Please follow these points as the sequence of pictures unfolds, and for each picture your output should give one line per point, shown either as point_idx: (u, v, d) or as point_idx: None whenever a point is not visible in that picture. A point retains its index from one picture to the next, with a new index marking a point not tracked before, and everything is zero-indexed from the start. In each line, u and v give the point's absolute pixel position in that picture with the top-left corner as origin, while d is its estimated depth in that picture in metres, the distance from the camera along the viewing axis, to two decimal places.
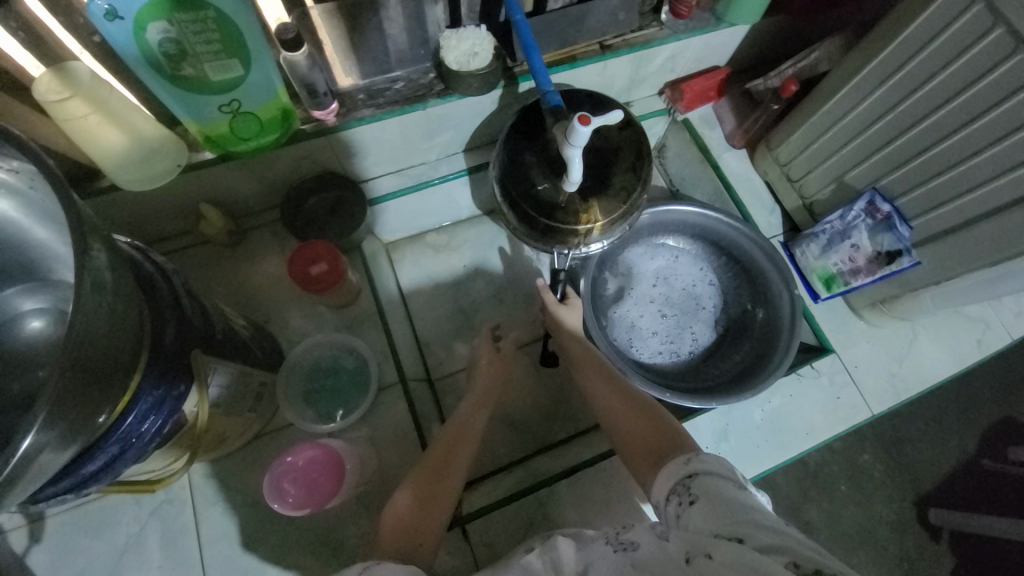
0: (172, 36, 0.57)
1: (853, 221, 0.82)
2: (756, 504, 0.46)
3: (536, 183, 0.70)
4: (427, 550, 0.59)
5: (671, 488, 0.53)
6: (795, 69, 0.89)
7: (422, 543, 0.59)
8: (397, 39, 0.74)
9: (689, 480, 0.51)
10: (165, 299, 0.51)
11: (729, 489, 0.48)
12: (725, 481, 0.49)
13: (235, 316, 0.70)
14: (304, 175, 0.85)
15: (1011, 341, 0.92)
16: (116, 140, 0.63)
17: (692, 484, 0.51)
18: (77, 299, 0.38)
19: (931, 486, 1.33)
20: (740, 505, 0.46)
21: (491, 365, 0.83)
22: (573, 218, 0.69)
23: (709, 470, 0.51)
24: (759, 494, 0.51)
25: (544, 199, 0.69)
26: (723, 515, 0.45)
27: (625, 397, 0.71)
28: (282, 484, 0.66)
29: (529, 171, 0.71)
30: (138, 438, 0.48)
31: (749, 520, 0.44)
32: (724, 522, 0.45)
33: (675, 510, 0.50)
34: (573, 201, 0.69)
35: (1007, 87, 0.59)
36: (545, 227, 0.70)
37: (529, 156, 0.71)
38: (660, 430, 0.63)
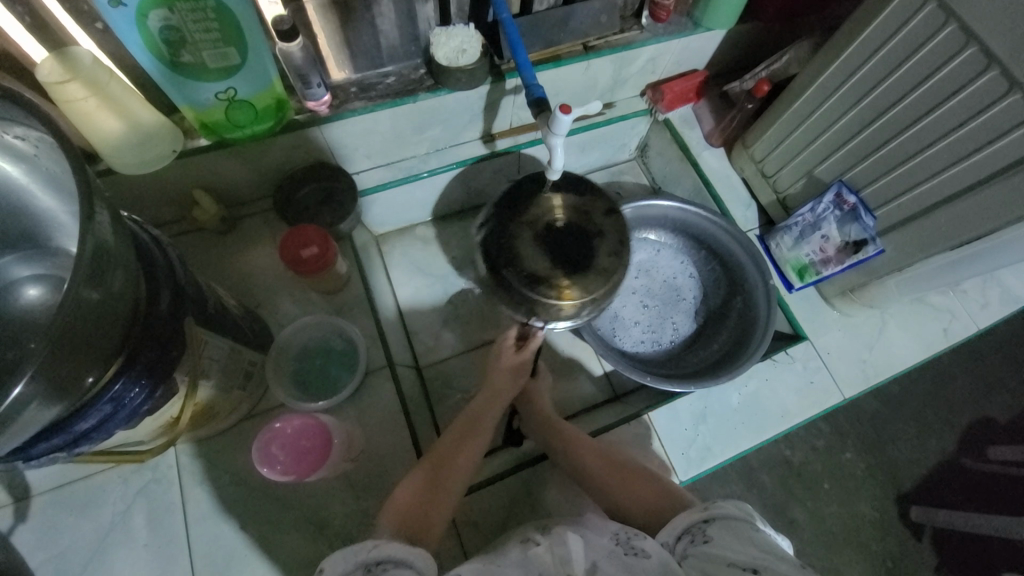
0: (172, 24, 0.60)
1: (823, 213, 0.87)
2: (777, 547, 0.48)
3: (520, 254, 0.66)
4: (428, 534, 0.60)
5: (687, 528, 0.55)
6: (768, 71, 0.95)
7: (428, 531, 0.60)
8: (389, 35, 0.77)
9: (708, 522, 0.53)
10: (161, 270, 0.53)
11: (744, 528, 0.51)
12: (739, 521, 0.51)
13: (227, 297, 0.72)
14: (297, 165, 0.87)
15: (976, 330, 0.97)
16: (115, 125, 0.65)
17: (707, 527, 0.53)
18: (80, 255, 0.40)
19: (911, 484, 1.36)
20: (753, 544, 0.48)
21: (506, 369, 0.78)
22: (553, 291, 0.64)
23: (726, 513, 0.53)
24: (776, 537, 0.54)
25: (530, 270, 0.65)
26: (738, 551, 0.48)
27: (625, 462, 0.71)
28: (272, 449, 0.68)
29: (510, 247, 0.67)
30: (128, 402, 0.50)
31: (764, 552, 0.47)
32: (739, 556, 0.47)
33: (685, 548, 0.53)
34: (555, 276, 0.65)
35: (958, 80, 0.64)
36: (526, 296, 0.65)
37: (513, 233, 0.68)
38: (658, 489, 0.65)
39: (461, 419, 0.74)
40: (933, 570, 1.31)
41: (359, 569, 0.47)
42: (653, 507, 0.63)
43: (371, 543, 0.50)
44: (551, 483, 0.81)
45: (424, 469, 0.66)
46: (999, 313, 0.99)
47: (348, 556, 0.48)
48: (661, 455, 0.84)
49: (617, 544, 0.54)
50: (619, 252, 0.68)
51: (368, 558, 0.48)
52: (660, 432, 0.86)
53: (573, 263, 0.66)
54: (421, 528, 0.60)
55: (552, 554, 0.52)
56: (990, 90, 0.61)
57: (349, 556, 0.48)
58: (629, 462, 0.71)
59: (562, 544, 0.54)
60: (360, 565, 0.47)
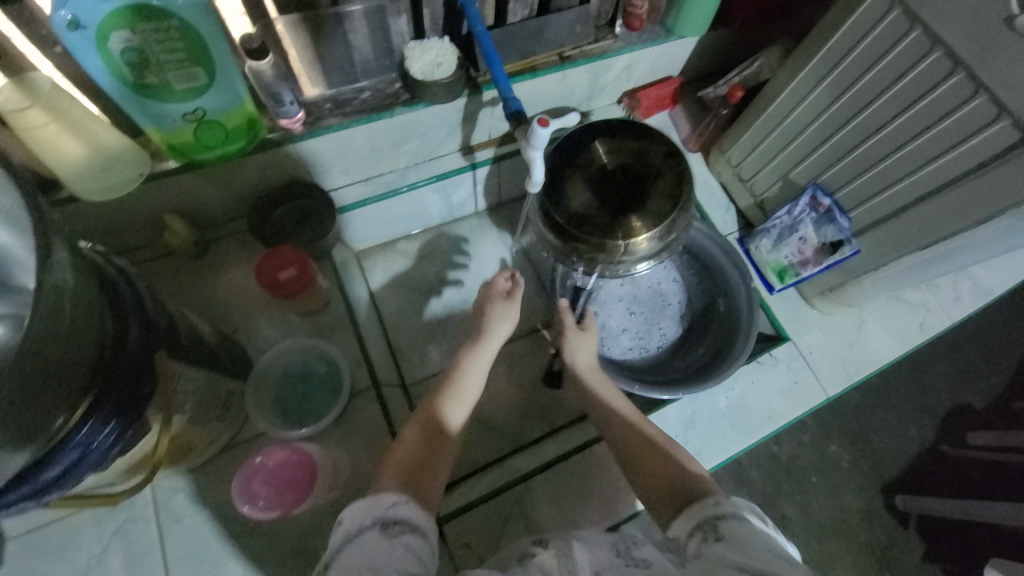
0: (134, 45, 0.58)
1: (800, 215, 0.88)
2: (787, 553, 0.47)
3: (571, 196, 0.71)
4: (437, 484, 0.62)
5: (696, 525, 0.54)
6: (741, 77, 0.96)
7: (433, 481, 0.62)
8: (363, 50, 0.77)
9: (723, 520, 0.52)
10: (131, 302, 0.51)
11: (755, 530, 0.50)
12: (751, 522, 0.51)
13: (201, 324, 0.69)
14: (272, 185, 0.85)
15: (950, 323, 0.99)
16: (77, 150, 0.63)
17: (719, 524, 0.52)
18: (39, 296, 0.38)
19: (895, 473, 1.38)
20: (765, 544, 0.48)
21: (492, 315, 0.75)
22: (604, 231, 0.68)
23: (740, 515, 0.52)
24: (786, 543, 0.53)
25: (581, 213, 0.70)
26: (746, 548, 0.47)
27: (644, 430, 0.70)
28: (253, 486, 0.68)
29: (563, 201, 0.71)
30: (97, 445, 0.47)
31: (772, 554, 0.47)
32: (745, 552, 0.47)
33: (697, 545, 0.52)
34: (607, 217, 0.69)
35: (925, 83, 0.66)
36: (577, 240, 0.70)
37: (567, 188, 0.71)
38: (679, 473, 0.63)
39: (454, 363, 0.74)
40: (919, 557, 1.34)
41: (375, 525, 0.49)
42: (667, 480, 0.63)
43: (392, 499, 0.52)
44: (544, 498, 0.80)
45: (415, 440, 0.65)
46: (971, 306, 1.02)
47: (371, 507, 0.50)
48: None
49: (618, 556, 0.53)
50: (673, 196, 0.70)
51: (386, 516, 0.50)
52: None
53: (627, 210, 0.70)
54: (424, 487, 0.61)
55: (557, 564, 0.52)
56: (955, 93, 0.63)
57: (368, 510, 0.50)
58: (650, 431, 0.70)
59: (565, 555, 0.54)
60: (377, 520, 0.49)
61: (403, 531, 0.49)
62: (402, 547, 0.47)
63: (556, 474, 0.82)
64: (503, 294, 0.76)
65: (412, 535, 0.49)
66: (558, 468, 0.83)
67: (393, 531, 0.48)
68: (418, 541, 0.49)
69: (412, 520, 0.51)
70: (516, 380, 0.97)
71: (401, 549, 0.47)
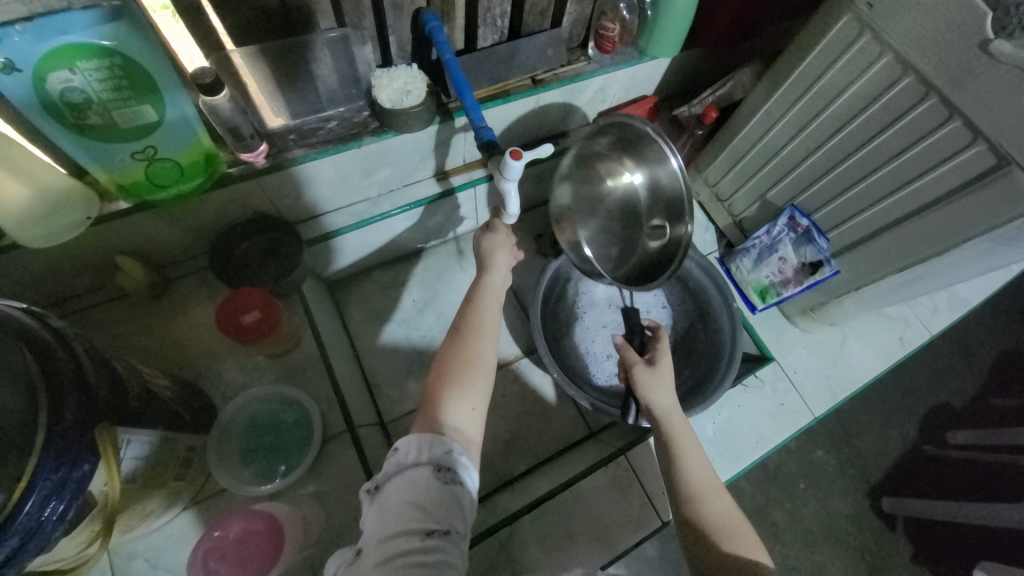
0: (76, 85, 0.53)
1: (779, 235, 0.88)
2: None
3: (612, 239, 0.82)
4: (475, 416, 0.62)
5: None
6: (715, 97, 0.96)
7: (472, 410, 0.62)
8: (327, 79, 0.74)
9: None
10: (69, 366, 0.46)
11: None
12: None
13: (157, 376, 0.64)
14: (235, 220, 0.81)
15: (930, 335, 1.00)
16: (17, 196, 0.57)
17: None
18: None
19: (880, 475, 1.39)
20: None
21: (488, 248, 0.75)
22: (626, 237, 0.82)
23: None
24: None
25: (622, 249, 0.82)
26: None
27: (713, 505, 0.65)
28: (210, 563, 0.61)
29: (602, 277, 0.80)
30: (42, 530, 0.42)
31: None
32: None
33: None
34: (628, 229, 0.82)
35: (899, 106, 0.65)
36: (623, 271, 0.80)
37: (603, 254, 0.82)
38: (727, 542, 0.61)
39: (468, 297, 0.73)
40: (910, 561, 1.33)
41: (431, 466, 0.53)
42: (720, 553, 0.60)
43: (449, 444, 0.56)
44: (531, 541, 0.74)
45: (445, 371, 0.65)
46: (948, 317, 1.03)
47: (430, 447, 0.55)
48: (642, 501, 0.80)
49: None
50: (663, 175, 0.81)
51: (440, 459, 0.54)
52: (640, 472, 0.84)
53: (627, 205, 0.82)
54: (452, 420, 0.59)
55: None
56: (932, 115, 0.62)
57: (431, 446, 0.55)
58: (716, 507, 0.65)
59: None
60: (430, 465, 0.53)
61: (451, 480, 0.53)
62: (451, 497, 0.52)
63: (545, 516, 0.76)
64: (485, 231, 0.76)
65: (458, 484, 0.53)
66: (546, 508, 0.77)
67: (443, 479, 0.53)
68: (465, 489, 0.54)
69: (466, 468, 0.55)
70: (500, 410, 0.94)
71: (450, 497, 0.52)
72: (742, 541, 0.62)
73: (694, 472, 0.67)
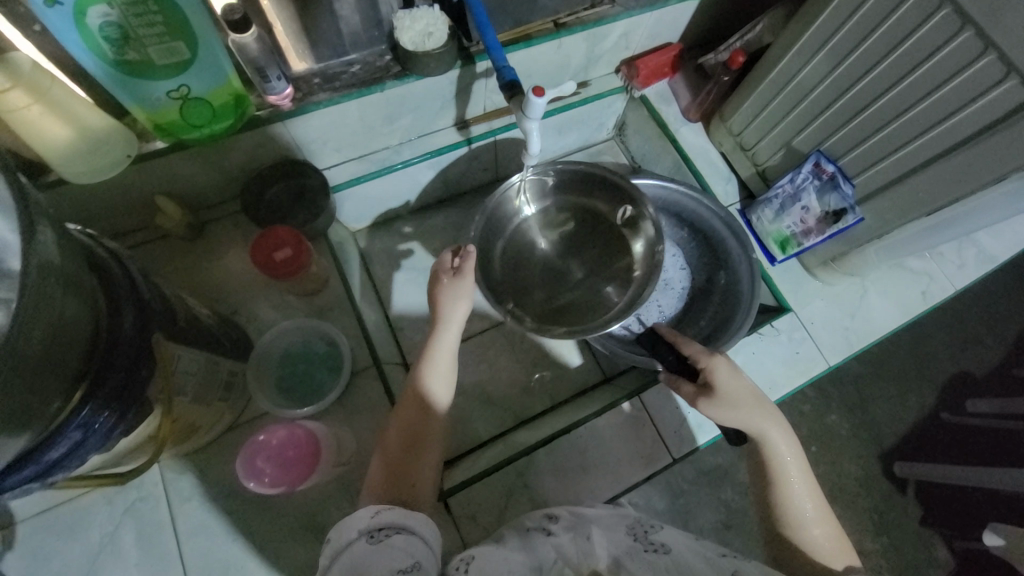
0: (113, 20, 0.55)
1: (803, 183, 0.87)
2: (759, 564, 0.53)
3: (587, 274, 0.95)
4: (419, 492, 0.60)
5: None
6: (743, 42, 0.93)
7: (415, 486, 0.60)
8: (350, 20, 0.73)
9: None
10: (123, 283, 0.51)
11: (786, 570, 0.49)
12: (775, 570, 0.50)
13: (199, 307, 0.69)
14: (263, 164, 0.83)
15: (953, 291, 0.99)
16: (60, 134, 0.61)
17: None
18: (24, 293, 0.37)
19: (894, 440, 1.39)
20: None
21: (444, 295, 0.70)
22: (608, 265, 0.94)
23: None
24: None
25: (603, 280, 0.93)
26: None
27: (813, 524, 0.63)
28: (257, 462, 0.66)
29: (608, 310, 0.89)
30: (99, 427, 0.47)
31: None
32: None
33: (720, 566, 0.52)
34: (593, 265, 0.95)
35: (934, 42, 0.63)
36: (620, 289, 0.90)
37: (593, 306, 0.92)
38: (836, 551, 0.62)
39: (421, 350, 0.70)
40: (918, 522, 1.35)
41: (362, 537, 0.49)
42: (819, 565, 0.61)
43: (376, 508, 0.52)
44: (546, 471, 0.80)
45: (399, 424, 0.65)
46: (975, 273, 1.01)
47: (356, 519, 0.50)
48: (650, 438, 0.84)
49: (635, 540, 0.57)
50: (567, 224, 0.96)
51: (370, 525, 0.50)
52: (654, 413, 0.86)
53: (584, 241, 0.96)
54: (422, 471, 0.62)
55: (575, 545, 0.56)
56: (967, 48, 0.60)
57: (355, 522, 0.50)
58: (818, 531, 0.63)
59: (584, 538, 0.58)
60: (363, 533, 0.49)
61: (391, 538, 0.48)
62: (393, 552, 0.47)
63: (558, 448, 0.81)
64: (450, 275, 0.71)
65: (401, 537, 0.49)
66: (560, 441, 0.82)
67: (378, 541, 0.48)
68: (405, 534, 0.49)
69: (399, 519, 0.51)
70: (516, 356, 0.98)
71: (392, 554, 0.47)
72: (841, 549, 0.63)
73: (795, 494, 0.64)
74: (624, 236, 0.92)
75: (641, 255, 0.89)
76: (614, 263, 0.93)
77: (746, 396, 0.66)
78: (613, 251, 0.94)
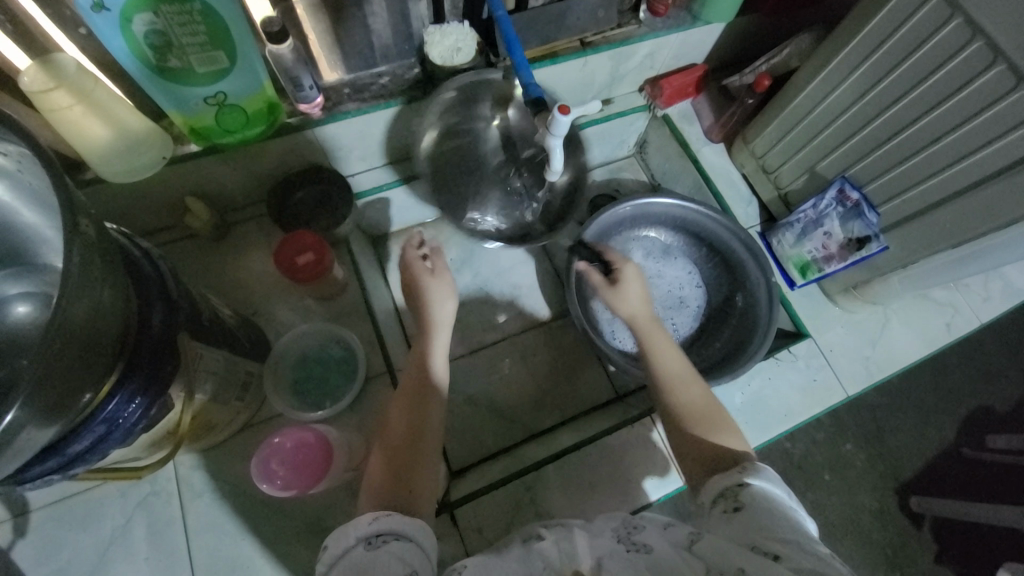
0: (158, 28, 0.58)
1: (826, 209, 0.86)
2: (722, 555, 0.45)
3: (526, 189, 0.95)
4: (416, 497, 0.56)
5: (720, 492, 0.54)
6: (769, 65, 0.93)
7: (411, 492, 0.56)
8: (382, 34, 0.75)
9: (740, 490, 0.52)
10: (153, 281, 0.53)
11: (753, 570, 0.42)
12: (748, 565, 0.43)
13: (223, 306, 0.71)
14: (290, 169, 0.85)
15: (978, 324, 0.96)
16: (100, 133, 0.63)
17: (740, 493, 0.52)
18: (62, 290, 0.38)
19: (912, 474, 1.34)
20: (791, 525, 0.47)
21: (426, 284, 0.75)
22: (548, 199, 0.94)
23: (761, 482, 0.52)
24: (778, 546, 0.44)
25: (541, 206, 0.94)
26: (763, 528, 0.46)
27: (683, 397, 0.67)
28: (271, 464, 0.67)
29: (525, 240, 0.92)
30: (123, 420, 0.49)
31: (786, 547, 0.44)
32: (763, 535, 0.46)
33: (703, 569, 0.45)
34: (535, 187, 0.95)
35: (967, 73, 0.62)
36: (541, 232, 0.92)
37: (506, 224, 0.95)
38: (715, 428, 0.62)
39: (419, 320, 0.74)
40: (934, 560, 1.30)
41: (360, 543, 0.48)
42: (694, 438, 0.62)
43: (376, 513, 0.50)
44: (554, 487, 0.80)
45: (402, 398, 0.66)
46: (1002, 306, 0.98)
47: (351, 527, 0.49)
48: (663, 459, 0.83)
49: (618, 541, 0.51)
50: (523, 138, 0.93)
51: (369, 531, 0.49)
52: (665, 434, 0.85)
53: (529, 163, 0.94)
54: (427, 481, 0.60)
55: (558, 550, 0.52)
56: (1001, 81, 0.59)
57: (351, 530, 0.49)
58: (696, 404, 0.66)
59: (568, 539, 0.54)
60: (361, 539, 0.48)
61: (388, 544, 0.48)
62: (390, 560, 0.46)
63: (567, 465, 0.81)
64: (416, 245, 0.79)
65: (399, 544, 0.48)
66: (568, 458, 0.82)
67: (376, 547, 0.47)
68: (402, 544, 0.48)
69: (397, 522, 0.50)
70: (529, 370, 0.97)
71: (387, 562, 0.46)
72: (722, 429, 0.62)
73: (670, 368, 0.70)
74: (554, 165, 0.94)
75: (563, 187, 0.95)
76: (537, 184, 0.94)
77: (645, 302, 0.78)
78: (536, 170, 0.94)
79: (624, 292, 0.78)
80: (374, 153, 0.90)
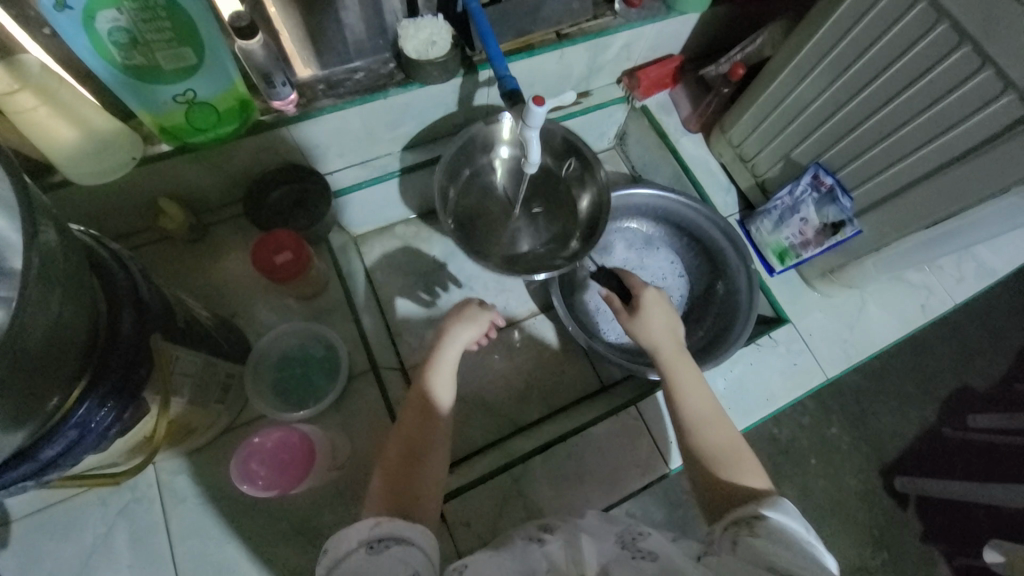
0: (122, 25, 0.56)
1: (801, 195, 0.87)
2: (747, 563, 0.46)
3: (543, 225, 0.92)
4: (420, 505, 0.59)
5: (734, 520, 0.53)
6: (743, 54, 0.94)
7: (417, 501, 0.59)
8: (355, 29, 0.74)
9: (756, 523, 0.51)
10: (124, 283, 0.52)
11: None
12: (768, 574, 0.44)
13: (199, 308, 0.70)
14: (266, 168, 0.84)
15: (952, 304, 0.98)
16: (66, 135, 0.62)
17: (758, 523, 0.51)
18: (24, 293, 0.38)
19: (895, 454, 1.37)
20: (805, 559, 0.47)
21: (459, 317, 0.73)
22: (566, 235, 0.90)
23: (777, 515, 0.51)
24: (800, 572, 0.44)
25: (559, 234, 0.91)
26: (782, 555, 0.46)
27: (708, 433, 0.65)
28: (251, 466, 0.66)
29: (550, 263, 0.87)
30: (95, 424, 0.48)
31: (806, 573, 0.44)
32: (780, 557, 0.46)
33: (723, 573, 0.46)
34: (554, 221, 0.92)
35: (931, 57, 0.64)
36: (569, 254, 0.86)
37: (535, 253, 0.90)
38: (733, 464, 0.62)
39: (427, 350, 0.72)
40: (918, 538, 1.33)
41: (360, 547, 0.48)
42: (714, 477, 0.61)
43: (378, 518, 0.51)
44: (542, 479, 0.80)
45: (406, 416, 0.67)
46: (974, 287, 1.01)
47: (357, 529, 0.49)
48: (649, 447, 0.84)
49: (623, 548, 0.54)
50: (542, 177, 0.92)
51: (370, 536, 0.49)
52: (650, 422, 0.86)
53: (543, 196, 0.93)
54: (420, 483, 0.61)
55: (565, 554, 0.54)
56: (965, 64, 0.61)
57: (352, 533, 0.49)
58: (718, 440, 0.64)
59: (575, 546, 0.55)
60: (361, 543, 0.48)
61: (390, 548, 0.48)
62: (391, 563, 0.46)
63: (554, 456, 0.82)
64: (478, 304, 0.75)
65: (400, 547, 0.48)
66: (555, 449, 0.82)
67: (377, 552, 0.47)
68: (405, 547, 0.48)
69: (398, 527, 0.50)
70: (514, 364, 0.97)
71: (389, 566, 0.46)
72: (741, 471, 0.62)
73: (687, 400, 0.68)
74: (574, 197, 0.91)
75: (585, 211, 0.89)
76: (558, 216, 0.92)
77: (670, 332, 0.74)
78: (558, 202, 0.92)
79: (644, 318, 0.75)
80: (352, 150, 0.89)
